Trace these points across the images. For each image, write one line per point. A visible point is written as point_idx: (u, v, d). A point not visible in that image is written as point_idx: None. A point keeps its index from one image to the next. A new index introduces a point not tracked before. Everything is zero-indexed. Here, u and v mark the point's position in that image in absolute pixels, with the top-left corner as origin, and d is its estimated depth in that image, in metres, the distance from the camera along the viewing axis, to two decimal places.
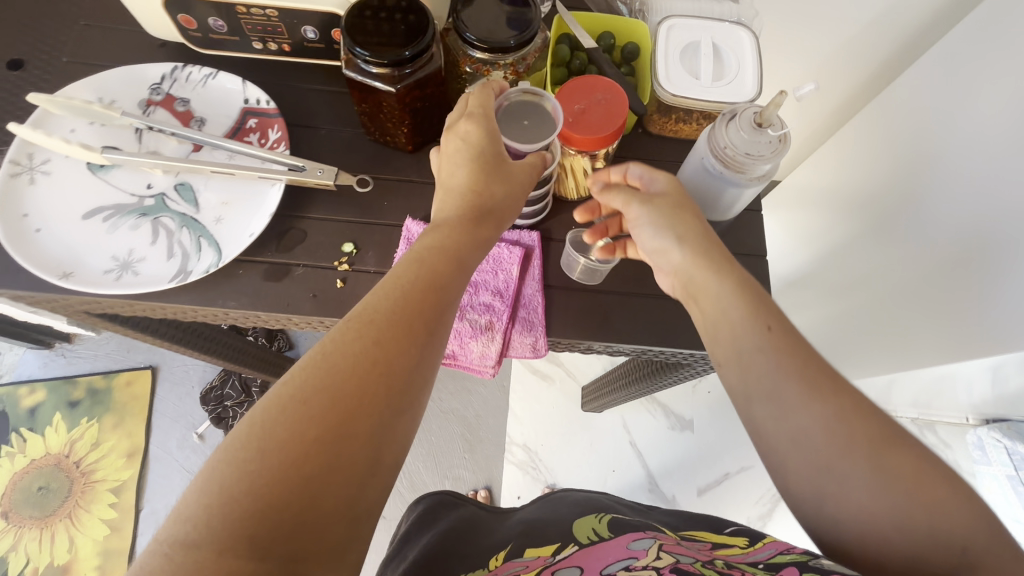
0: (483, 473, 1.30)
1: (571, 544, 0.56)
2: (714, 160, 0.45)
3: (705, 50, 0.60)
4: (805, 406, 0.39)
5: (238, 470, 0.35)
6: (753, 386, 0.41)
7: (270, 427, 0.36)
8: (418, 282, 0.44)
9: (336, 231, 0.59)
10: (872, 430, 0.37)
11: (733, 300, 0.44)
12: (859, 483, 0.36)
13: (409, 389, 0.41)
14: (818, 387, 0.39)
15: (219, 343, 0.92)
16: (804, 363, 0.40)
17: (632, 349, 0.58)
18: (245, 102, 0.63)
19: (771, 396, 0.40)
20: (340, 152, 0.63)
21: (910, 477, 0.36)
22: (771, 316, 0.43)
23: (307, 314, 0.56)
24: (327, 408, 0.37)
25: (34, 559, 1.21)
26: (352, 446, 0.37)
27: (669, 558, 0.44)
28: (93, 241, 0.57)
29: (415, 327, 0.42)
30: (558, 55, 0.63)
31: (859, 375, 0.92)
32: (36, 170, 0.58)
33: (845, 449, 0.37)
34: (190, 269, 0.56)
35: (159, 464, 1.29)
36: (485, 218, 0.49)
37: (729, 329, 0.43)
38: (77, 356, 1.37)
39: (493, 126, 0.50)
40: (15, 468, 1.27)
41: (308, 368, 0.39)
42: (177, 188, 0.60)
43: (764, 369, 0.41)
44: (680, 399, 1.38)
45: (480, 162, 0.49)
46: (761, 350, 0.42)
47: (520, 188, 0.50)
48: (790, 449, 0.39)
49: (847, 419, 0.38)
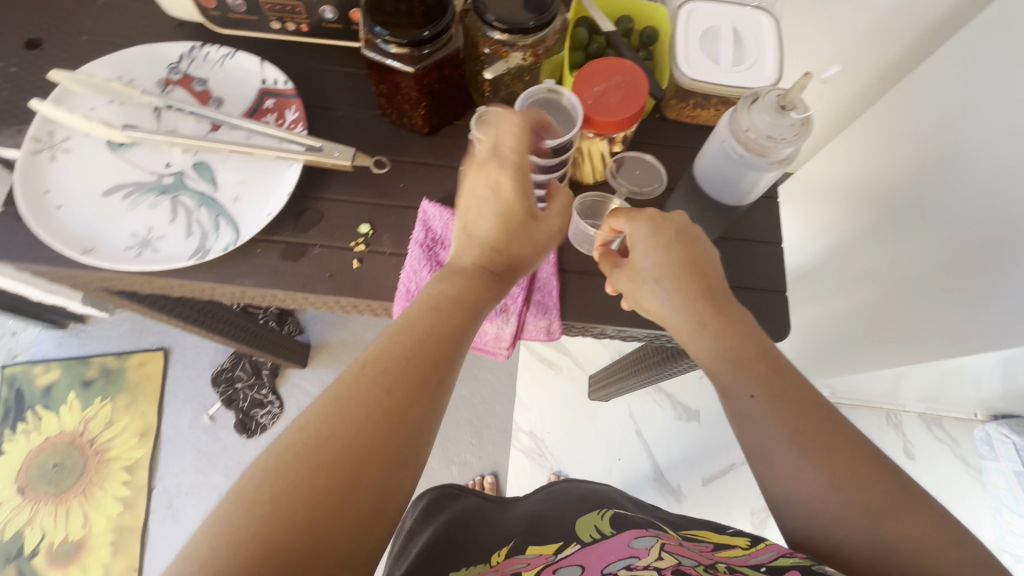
0: (490, 459, 1.31)
1: (573, 543, 0.55)
2: (736, 143, 0.45)
3: (725, 35, 0.60)
4: (802, 464, 0.43)
5: (247, 513, 0.35)
6: (753, 447, 0.46)
7: (284, 466, 0.37)
8: (430, 332, 0.45)
9: (353, 212, 0.60)
10: (873, 485, 0.41)
11: (733, 368, 0.47)
12: (856, 540, 0.40)
13: (417, 442, 0.41)
14: (815, 449, 0.43)
15: (226, 322, 0.93)
16: (798, 422, 0.44)
17: (645, 333, 0.59)
18: (263, 82, 0.63)
19: (771, 449, 0.44)
20: (356, 133, 0.63)
21: (908, 535, 0.39)
22: (759, 380, 0.46)
23: (325, 293, 0.57)
24: (341, 452, 0.38)
25: (49, 534, 1.23)
26: (360, 494, 0.38)
27: (671, 559, 0.45)
28: (113, 218, 0.57)
29: (426, 378, 0.43)
30: (576, 39, 0.62)
31: (874, 367, 0.91)
32: (56, 147, 0.59)
33: (840, 509, 0.41)
34: (209, 247, 0.56)
35: (171, 444, 1.31)
36: (499, 269, 0.49)
37: (727, 387, 0.48)
38: (90, 336, 1.39)
39: (526, 176, 0.49)
40: (30, 445, 1.29)
41: (323, 412, 0.40)
42: (195, 167, 0.60)
43: (764, 430, 0.45)
44: (686, 389, 1.38)
45: (506, 215, 0.48)
46: (759, 416, 0.45)
47: (541, 241, 0.50)
48: (792, 509, 0.43)
49: (844, 479, 0.41)
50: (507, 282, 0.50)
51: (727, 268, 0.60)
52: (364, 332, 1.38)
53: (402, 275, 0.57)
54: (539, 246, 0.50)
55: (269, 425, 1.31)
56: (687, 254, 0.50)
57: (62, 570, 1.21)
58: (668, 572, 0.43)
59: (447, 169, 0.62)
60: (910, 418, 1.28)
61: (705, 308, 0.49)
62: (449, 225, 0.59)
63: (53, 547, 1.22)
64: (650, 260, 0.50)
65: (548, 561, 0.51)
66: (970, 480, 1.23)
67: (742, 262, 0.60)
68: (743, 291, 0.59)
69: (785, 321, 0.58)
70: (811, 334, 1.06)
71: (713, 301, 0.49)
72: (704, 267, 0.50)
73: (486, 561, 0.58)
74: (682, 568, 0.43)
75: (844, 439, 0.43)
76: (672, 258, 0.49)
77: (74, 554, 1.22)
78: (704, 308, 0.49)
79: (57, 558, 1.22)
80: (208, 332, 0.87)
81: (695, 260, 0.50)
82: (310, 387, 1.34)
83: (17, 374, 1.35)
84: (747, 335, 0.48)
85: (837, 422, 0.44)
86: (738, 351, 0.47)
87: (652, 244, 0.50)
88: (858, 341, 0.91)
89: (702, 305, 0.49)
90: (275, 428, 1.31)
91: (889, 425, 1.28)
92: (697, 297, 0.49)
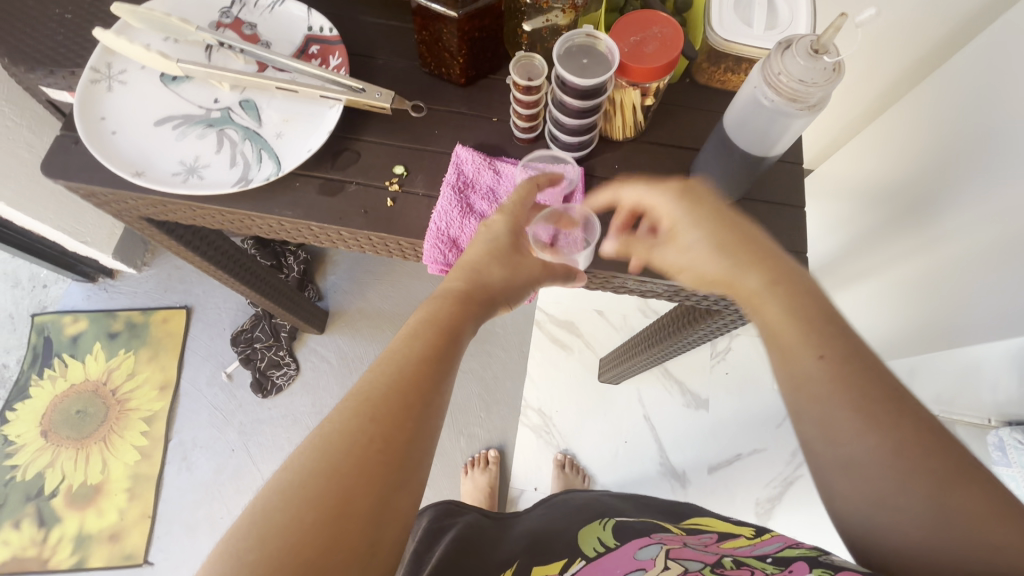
0: (498, 432, 1.29)
1: (578, 559, 0.55)
2: (769, 90, 0.47)
3: (759, 1, 0.61)
4: (858, 434, 0.38)
5: (237, 561, 0.34)
6: (807, 415, 0.41)
7: (269, 513, 0.36)
8: (416, 357, 0.45)
9: (389, 154, 0.62)
10: (944, 464, 0.36)
11: (785, 329, 0.43)
12: (912, 518, 0.35)
13: (411, 465, 0.40)
14: (879, 415, 0.38)
15: (247, 271, 0.94)
16: (853, 382, 0.39)
17: (666, 287, 0.61)
18: (309, 29, 0.66)
19: (826, 418, 0.39)
20: (396, 81, 0.65)
21: (975, 516, 0.34)
22: (825, 342, 0.41)
23: (358, 227, 0.59)
24: (327, 492, 0.37)
25: (68, 477, 1.22)
26: (352, 527, 0.36)
27: (677, 567, 0.46)
28: (163, 146, 0.60)
29: (414, 402, 0.42)
30: (613, 1, 0.63)
31: (894, 355, 0.90)
32: (113, 79, 0.62)
33: (900, 480, 0.36)
34: (252, 177, 0.59)
35: (189, 399, 1.28)
36: (483, 304, 0.53)
37: (784, 351, 0.42)
38: (118, 291, 1.37)
39: (519, 223, 0.56)
40: (55, 391, 1.28)
41: (307, 449, 0.39)
42: (241, 104, 0.63)
43: (822, 392, 0.40)
44: (699, 377, 1.31)
45: (497, 250, 0.55)
46: (819, 374, 0.40)
47: (524, 281, 0.55)
48: (844, 480, 0.38)
49: (907, 454, 0.36)
50: (488, 316, 0.54)
51: None
52: (382, 303, 1.35)
53: (433, 215, 0.59)
54: (520, 287, 0.55)
55: (286, 386, 1.28)
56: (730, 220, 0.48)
57: (79, 512, 1.20)
58: None
59: (481, 119, 0.64)
60: None
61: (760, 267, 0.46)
62: (480, 169, 0.61)
63: (72, 490, 1.21)
64: (681, 246, 0.50)
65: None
66: None
67: (763, 222, 0.61)
68: None
69: None
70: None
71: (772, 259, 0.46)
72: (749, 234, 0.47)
73: None
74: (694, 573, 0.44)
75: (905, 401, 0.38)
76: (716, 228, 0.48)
77: (92, 497, 1.21)
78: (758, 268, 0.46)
79: (75, 501, 1.20)
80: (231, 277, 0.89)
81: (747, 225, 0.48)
82: (326, 353, 1.31)
83: (47, 323, 1.33)
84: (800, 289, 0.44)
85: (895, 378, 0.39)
86: (806, 314, 0.43)
87: (692, 219, 0.48)
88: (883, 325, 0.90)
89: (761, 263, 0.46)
90: (291, 389, 1.28)
91: None
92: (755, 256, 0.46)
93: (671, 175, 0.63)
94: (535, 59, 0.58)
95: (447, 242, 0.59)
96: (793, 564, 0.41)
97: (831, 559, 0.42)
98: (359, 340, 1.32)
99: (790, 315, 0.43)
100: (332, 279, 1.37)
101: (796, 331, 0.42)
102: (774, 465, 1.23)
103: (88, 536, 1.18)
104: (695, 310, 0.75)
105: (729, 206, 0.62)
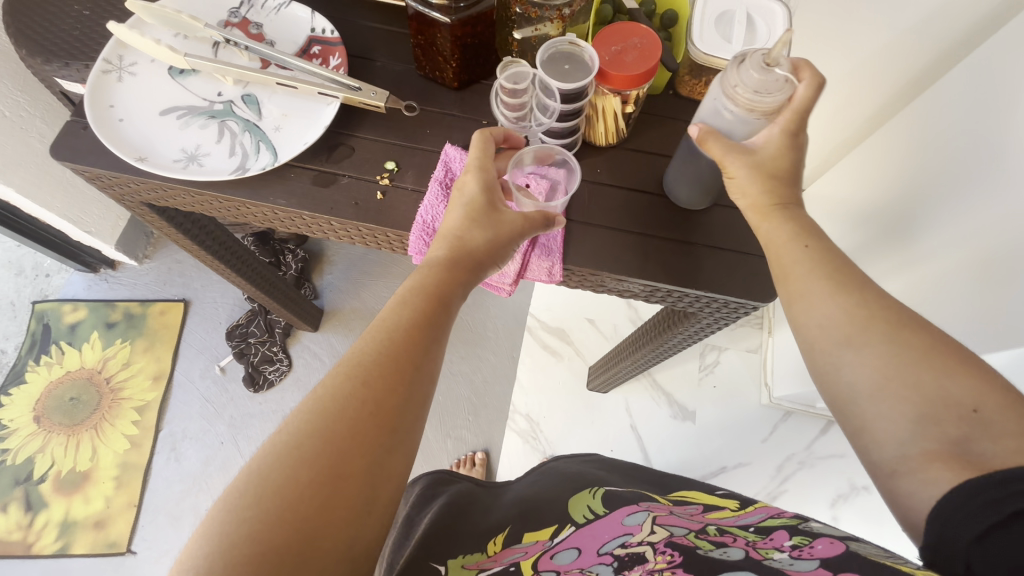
0: (484, 436, 1.28)
1: (568, 525, 0.59)
2: (728, 100, 0.49)
3: (739, 18, 0.64)
4: (831, 297, 0.43)
5: (238, 515, 0.38)
6: (821, 338, 0.43)
7: (267, 473, 0.40)
8: (403, 324, 0.48)
9: (381, 150, 0.65)
10: (902, 320, 0.41)
11: (819, 259, 0.46)
12: (871, 366, 0.40)
13: (401, 426, 0.44)
14: (845, 283, 0.44)
15: (246, 264, 0.96)
16: (873, 303, 0.43)
17: (643, 285, 0.62)
18: (312, 30, 0.69)
19: (806, 290, 0.45)
20: (393, 82, 0.69)
21: (923, 355, 0.39)
22: (813, 234, 0.47)
23: (348, 217, 0.62)
24: (325, 450, 0.41)
25: (58, 463, 1.23)
26: (348, 484, 0.40)
27: (663, 532, 0.49)
28: (166, 135, 0.63)
29: (400, 367, 0.46)
30: (601, 15, 0.66)
31: None
32: (123, 70, 0.65)
33: (864, 329, 0.41)
34: (249, 166, 0.62)
35: (181, 391, 1.29)
36: (470, 268, 0.54)
37: (777, 243, 0.48)
38: (118, 282, 1.39)
39: (489, 178, 0.57)
40: (50, 377, 1.29)
41: (301, 415, 0.43)
42: (244, 98, 0.66)
43: (850, 315, 0.43)
44: (687, 389, 1.31)
45: (474, 210, 0.55)
46: (850, 297, 0.43)
47: (507, 237, 0.56)
48: (820, 334, 0.43)
49: (870, 311, 0.42)
50: (477, 279, 0.55)
51: (724, 233, 0.63)
52: (377, 304, 1.37)
53: (420, 209, 0.62)
54: (505, 244, 0.56)
55: (277, 381, 1.29)
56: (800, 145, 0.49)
57: (66, 498, 1.20)
58: (661, 545, 0.46)
59: (471, 121, 0.68)
60: None
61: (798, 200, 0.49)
62: (467, 167, 0.64)
63: (61, 476, 1.22)
64: (747, 156, 0.49)
65: (547, 547, 0.54)
66: None
67: (737, 228, 0.64)
68: (737, 255, 0.63)
69: (776, 283, 0.61)
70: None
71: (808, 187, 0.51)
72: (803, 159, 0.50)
73: (484, 549, 0.60)
74: (676, 539, 0.46)
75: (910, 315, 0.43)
76: (786, 153, 0.48)
77: (80, 484, 1.21)
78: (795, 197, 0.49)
79: (63, 487, 1.21)
80: (228, 267, 0.91)
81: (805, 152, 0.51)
82: (319, 350, 1.33)
83: (47, 310, 1.35)
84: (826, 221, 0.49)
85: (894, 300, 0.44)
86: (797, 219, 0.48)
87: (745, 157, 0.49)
88: None
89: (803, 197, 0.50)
90: (282, 385, 1.30)
91: None
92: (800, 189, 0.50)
93: (651, 180, 0.66)
94: (522, 65, 0.62)
95: (432, 234, 0.61)
96: (773, 533, 0.44)
97: (809, 527, 0.44)
98: (351, 339, 1.34)
99: (787, 216, 0.48)
100: (329, 278, 1.40)
101: (787, 225, 0.48)
102: (761, 478, 1.20)
103: (74, 522, 1.18)
104: (676, 312, 0.77)
105: (706, 211, 0.64)
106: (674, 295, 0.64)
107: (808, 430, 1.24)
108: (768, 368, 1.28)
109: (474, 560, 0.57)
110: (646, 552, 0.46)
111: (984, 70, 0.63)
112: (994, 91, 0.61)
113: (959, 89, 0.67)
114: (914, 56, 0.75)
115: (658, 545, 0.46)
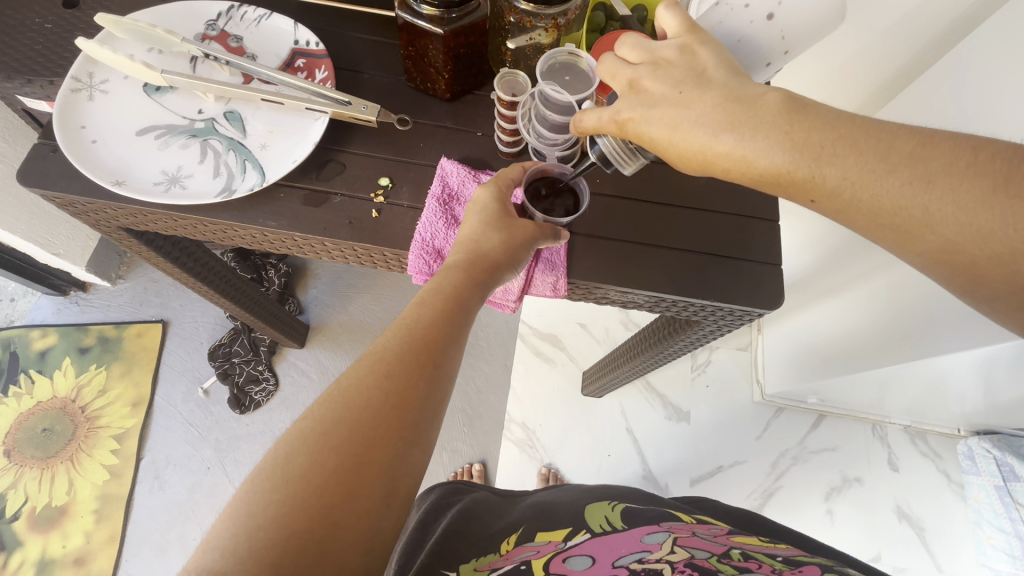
0: (480, 447, 1.24)
1: (582, 530, 0.60)
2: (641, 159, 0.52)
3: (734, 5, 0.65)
4: (924, 197, 0.37)
5: (263, 500, 0.38)
6: (956, 253, 0.37)
7: (292, 456, 0.40)
8: (427, 321, 0.48)
9: (374, 166, 0.63)
10: (1004, 170, 0.35)
11: (843, 194, 0.39)
12: None
13: (420, 424, 0.43)
14: (921, 177, 0.37)
15: (227, 282, 0.92)
16: (928, 158, 0.37)
17: (646, 295, 0.61)
18: (295, 43, 0.67)
19: (898, 212, 0.38)
20: (383, 95, 0.67)
21: None
22: (824, 150, 0.39)
23: (342, 238, 0.59)
24: (350, 443, 0.40)
25: (32, 499, 1.15)
26: (370, 473, 0.40)
27: (684, 552, 0.48)
28: (146, 156, 0.60)
29: (424, 362, 0.45)
30: (593, 21, 0.65)
31: (866, 365, 0.91)
32: (94, 88, 0.62)
33: (984, 215, 0.35)
34: (235, 187, 0.59)
35: (163, 416, 1.23)
36: (486, 270, 0.53)
37: (808, 195, 0.41)
38: (90, 305, 1.32)
39: (505, 193, 0.58)
40: (20, 409, 1.21)
41: (327, 402, 0.43)
42: (227, 115, 0.63)
43: (928, 229, 0.37)
44: (680, 390, 1.29)
45: (490, 216, 0.56)
46: (912, 204, 0.37)
47: (520, 239, 0.55)
48: (945, 251, 0.38)
49: (979, 190, 0.36)
50: (493, 285, 0.53)
51: (720, 237, 0.63)
52: (364, 316, 1.34)
53: (418, 226, 0.60)
54: (519, 245, 0.55)
55: (264, 402, 1.25)
56: (641, 104, 0.44)
57: (42, 536, 1.13)
58: (681, 565, 0.46)
59: (466, 134, 0.66)
60: (895, 431, 1.24)
61: (746, 131, 0.41)
62: (465, 182, 0.63)
63: (36, 512, 1.14)
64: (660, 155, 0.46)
65: (559, 548, 0.55)
66: (950, 495, 1.18)
67: (735, 235, 0.63)
68: (736, 261, 0.62)
69: (780, 291, 0.61)
70: (817, 334, 1.05)
71: (719, 97, 0.42)
72: (676, 116, 0.43)
73: (498, 549, 0.60)
74: (697, 561, 0.46)
75: (941, 144, 0.38)
76: (652, 133, 0.44)
77: (56, 520, 1.14)
78: (742, 132, 0.41)
79: (39, 524, 1.13)
80: (209, 286, 0.86)
81: (666, 100, 0.43)
82: (306, 367, 1.29)
83: (13, 338, 1.27)
84: (778, 109, 0.41)
85: (899, 126, 0.39)
86: (790, 143, 0.40)
87: (664, 157, 0.46)
88: (856, 334, 0.92)
89: (738, 123, 0.41)
90: (269, 405, 1.25)
91: (874, 438, 1.23)
92: (728, 120, 0.41)
93: (649, 189, 0.65)
94: (519, 76, 0.63)
95: (432, 252, 0.59)
96: (803, 567, 0.45)
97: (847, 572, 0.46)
98: (339, 354, 1.30)
99: (773, 146, 0.40)
100: (313, 292, 1.36)
101: (787, 157, 0.40)
102: (757, 474, 1.20)
103: (51, 560, 1.11)
104: (677, 321, 0.76)
105: (703, 219, 0.64)
106: (678, 305, 0.63)
107: (800, 425, 1.24)
108: (759, 366, 1.29)
109: (486, 561, 0.57)
110: (664, 569, 0.46)
111: (961, 76, 0.65)
112: (972, 96, 0.63)
113: (942, 89, 0.68)
114: (891, 57, 0.76)
115: (678, 565, 0.46)
